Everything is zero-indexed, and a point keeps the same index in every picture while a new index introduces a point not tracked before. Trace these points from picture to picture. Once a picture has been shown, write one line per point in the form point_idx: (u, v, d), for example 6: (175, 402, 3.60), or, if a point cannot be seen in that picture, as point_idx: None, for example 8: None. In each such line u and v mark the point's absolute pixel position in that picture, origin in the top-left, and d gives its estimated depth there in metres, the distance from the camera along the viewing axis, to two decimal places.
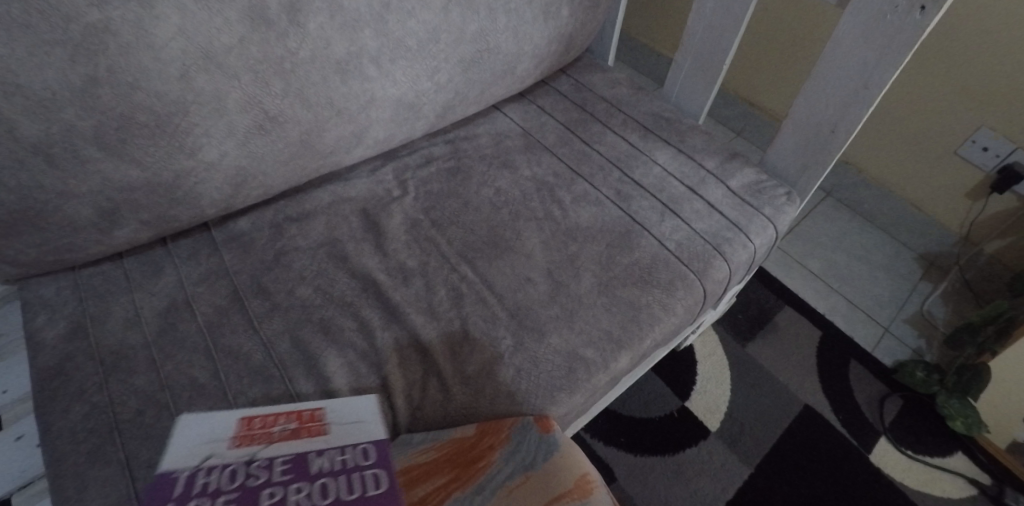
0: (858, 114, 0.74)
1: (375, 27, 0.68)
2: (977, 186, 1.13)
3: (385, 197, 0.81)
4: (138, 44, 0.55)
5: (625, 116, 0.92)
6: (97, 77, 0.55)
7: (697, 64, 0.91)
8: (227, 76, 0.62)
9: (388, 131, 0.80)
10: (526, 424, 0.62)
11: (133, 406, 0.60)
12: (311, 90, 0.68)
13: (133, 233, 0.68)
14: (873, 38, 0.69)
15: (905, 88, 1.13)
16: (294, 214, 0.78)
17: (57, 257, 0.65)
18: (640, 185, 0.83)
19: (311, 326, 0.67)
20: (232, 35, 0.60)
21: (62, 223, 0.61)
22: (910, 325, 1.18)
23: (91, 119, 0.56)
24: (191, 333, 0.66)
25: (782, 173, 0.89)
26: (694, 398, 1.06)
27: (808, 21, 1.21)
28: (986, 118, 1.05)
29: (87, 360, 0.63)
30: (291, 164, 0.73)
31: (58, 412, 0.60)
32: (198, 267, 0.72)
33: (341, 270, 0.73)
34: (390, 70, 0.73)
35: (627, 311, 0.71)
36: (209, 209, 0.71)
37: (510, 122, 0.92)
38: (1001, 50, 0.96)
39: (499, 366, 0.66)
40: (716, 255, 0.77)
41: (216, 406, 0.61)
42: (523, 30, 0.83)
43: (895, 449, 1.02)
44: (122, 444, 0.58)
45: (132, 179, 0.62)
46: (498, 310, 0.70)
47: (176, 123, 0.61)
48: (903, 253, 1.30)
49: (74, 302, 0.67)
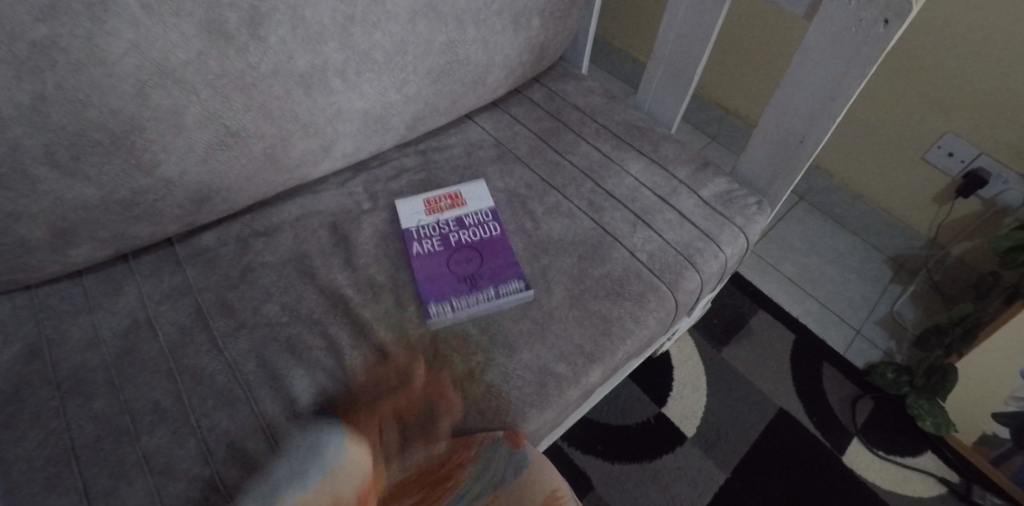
0: (825, 126, 0.75)
1: (340, 40, 0.67)
2: (943, 190, 1.15)
3: (355, 209, 0.80)
4: (89, 60, 0.54)
5: (598, 126, 0.92)
6: (46, 94, 0.53)
7: (668, 74, 0.91)
8: (185, 92, 0.60)
9: (357, 143, 0.78)
10: (495, 440, 0.61)
11: (91, 432, 0.58)
12: (274, 104, 0.66)
13: (91, 252, 0.66)
14: (838, 51, 0.70)
15: (873, 94, 1.15)
16: (261, 228, 0.76)
17: (10, 277, 0.63)
18: (612, 195, 0.83)
19: (278, 345, 0.66)
20: (189, 50, 0.58)
21: (13, 244, 0.59)
22: (881, 327, 1.21)
23: (41, 137, 0.54)
24: (153, 354, 0.64)
25: (753, 182, 0.90)
26: (671, 403, 1.07)
27: (778, 30, 1.22)
28: (951, 125, 1.07)
29: (42, 384, 0.61)
30: (256, 179, 0.72)
31: (12, 440, 0.58)
32: (160, 284, 0.70)
33: (309, 287, 0.71)
34: (357, 82, 0.72)
35: (599, 324, 0.71)
36: (170, 225, 0.69)
37: (482, 132, 0.92)
38: (964, 58, 0.98)
39: (470, 382, 0.65)
40: (688, 266, 0.77)
41: (179, 430, 0.59)
42: (494, 40, 0.82)
43: (867, 450, 1.03)
44: (80, 472, 0.56)
45: (88, 198, 0.60)
46: (469, 325, 0.70)
47: (132, 139, 0.59)
48: (874, 255, 1.32)
49: (29, 323, 0.65)
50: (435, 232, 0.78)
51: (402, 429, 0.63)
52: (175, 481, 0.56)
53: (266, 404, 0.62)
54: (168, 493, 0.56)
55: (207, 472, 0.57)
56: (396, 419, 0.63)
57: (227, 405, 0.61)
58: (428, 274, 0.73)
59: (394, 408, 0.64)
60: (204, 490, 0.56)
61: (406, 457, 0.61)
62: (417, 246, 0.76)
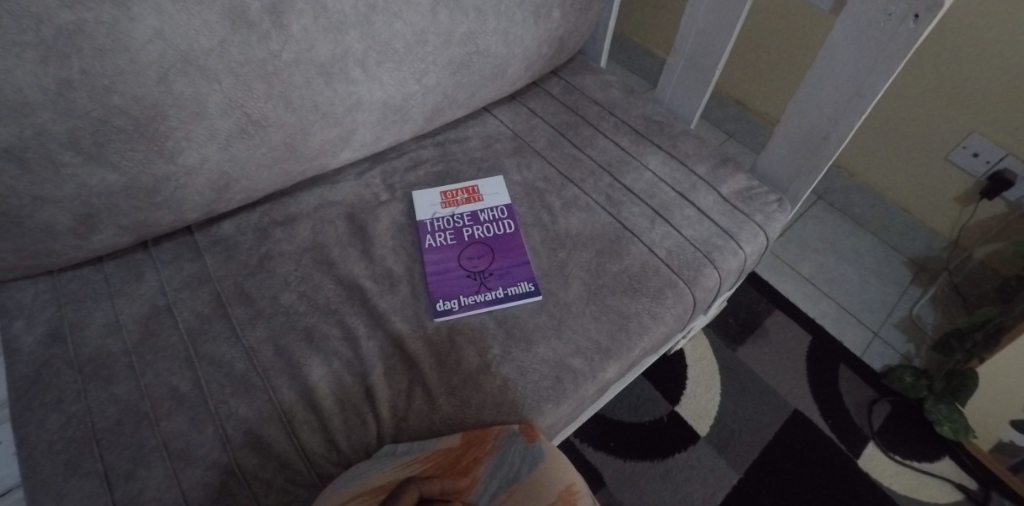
0: (849, 122, 0.74)
1: (361, 29, 0.67)
2: (967, 191, 1.13)
3: (372, 200, 0.80)
4: (114, 46, 0.54)
5: (616, 120, 0.91)
6: (71, 80, 0.53)
7: (689, 68, 0.90)
8: (208, 80, 0.60)
9: (375, 134, 0.78)
10: (511, 434, 0.61)
11: (111, 415, 0.59)
12: (295, 93, 0.66)
13: (113, 238, 0.66)
14: (865, 46, 0.68)
15: (896, 92, 1.13)
16: (279, 218, 0.77)
17: (34, 262, 0.64)
18: (631, 190, 0.82)
19: (295, 334, 0.66)
20: (212, 37, 0.58)
21: (37, 228, 0.60)
22: (900, 330, 1.19)
23: (66, 123, 0.55)
24: (172, 340, 0.65)
25: (773, 179, 0.88)
26: (684, 402, 1.06)
27: (801, 26, 1.20)
28: (977, 125, 1.05)
29: (64, 367, 0.62)
30: (275, 168, 0.72)
31: (35, 422, 0.58)
32: (179, 272, 0.70)
33: (326, 277, 0.72)
34: (377, 72, 0.71)
35: (616, 320, 0.70)
36: (191, 213, 0.69)
37: (500, 125, 0.91)
38: (993, 57, 0.96)
39: (486, 375, 0.65)
40: (707, 263, 0.76)
41: (197, 416, 0.60)
42: (514, 32, 0.82)
43: (883, 454, 1.02)
44: (101, 455, 0.57)
45: (110, 184, 0.61)
46: (486, 318, 0.69)
47: (155, 126, 0.60)
48: (893, 256, 1.30)
49: (52, 307, 0.66)
50: (449, 226, 0.78)
51: (417, 421, 0.63)
52: (194, 467, 0.57)
53: (284, 392, 0.62)
54: (187, 478, 0.56)
55: (225, 458, 0.58)
56: (412, 410, 0.63)
57: (245, 392, 0.62)
58: (438, 269, 0.73)
59: (410, 400, 0.64)
60: (222, 476, 0.57)
61: (421, 449, 0.61)
62: (430, 239, 0.76)
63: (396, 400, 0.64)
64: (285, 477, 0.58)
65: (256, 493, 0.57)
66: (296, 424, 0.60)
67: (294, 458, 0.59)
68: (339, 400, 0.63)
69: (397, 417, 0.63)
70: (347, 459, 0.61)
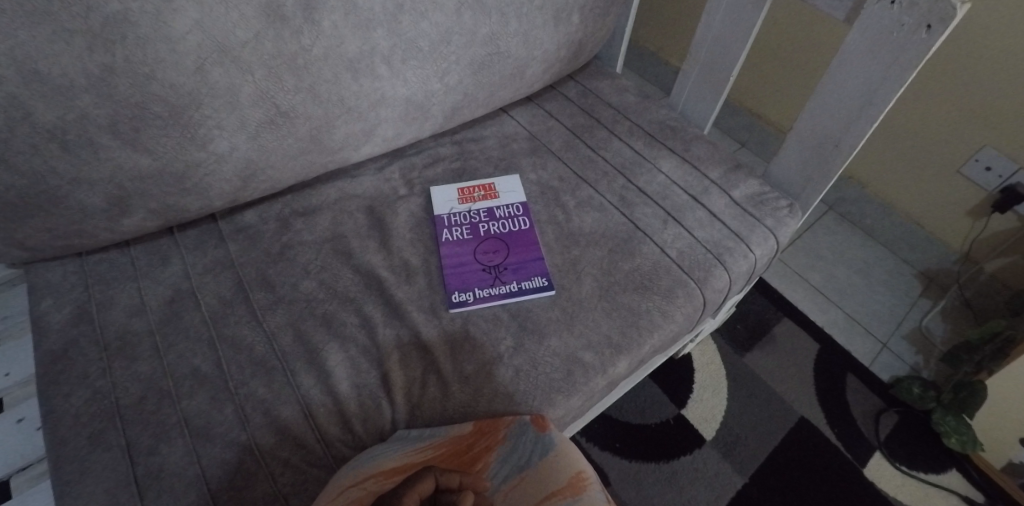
0: (860, 130, 0.75)
1: (388, 27, 0.69)
2: (980, 205, 1.13)
3: (391, 195, 0.82)
4: (156, 35, 0.57)
5: (631, 124, 0.93)
6: (114, 66, 0.56)
7: (703, 75, 0.92)
8: (241, 71, 0.63)
9: (397, 130, 0.81)
10: (522, 424, 0.62)
11: (135, 392, 0.61)
12: (323, 86, 0.69)
13: (142, 222, 0.68)
14: (879, 54, 0.70)
15: (910, 105, 1.14)
16: (300, 208, 0.79)
17: (66, 242, 0.66)
18: (644, 192, 0.84)
19: (313, 320, 0.68)
20: (247, 30, 0.61)
21: (74, 208, 0.63)
22: (909, 341, 1.19)
23: (106, 107, 0.58)
24: (195, 322, 0.67)
25: (784, 185, 0.90)
26: (691, 406, 1.07)
27: (819, 38, 1.21)
28: (990, 137, 1.05)
29: (90, 345, 0.64)
30: (301, 159, 0.74)
31: (62, 395, 0.60)
32: (203, 257, 0.72)
33: (345, 266, 0.73)
34: (401, 70, 0.74)
35: (627, 316, 0.72)
36: (217, 200, 0.71)
37: (516, 125, 0.93)
38: (1007, 70, 0.97)
39: (498, 366, 0.67)
40: (717, 264, 0.77)
41: (218, 395, 0.61)
42: (535, 35, 0.84)
43: (890, 465, 1.02)
44: (124, 430, 0.59)
45: (143, 168, 0.63)
46: (500, 311, 0.71)
47: (188, 115, 0.62)
48: (902, 268, 1.31)
49: (80, 287, 0.68)
50: (465, 221, 0.80)
51: (431, 407, 0.65)
52: (213, 444, 0.58)
53: (301, 376, 0.64)
54: (206, 455, 0.58)
55: (244, 437, 0.59)
56: (425, 397, 0.65)
57: (264, 374, 0.63)
58: (454, 262, 0.75)
59: (424, 388, 0.65)
60: (240, 453, 0.58)
61: (433, 435, 0.62)
62: (446, 233, 0.78)
63: (411, 387, 0.65)
64: (300, 457, 0.59)
65: (271, 472, 0.58)
66: (313, 407, 0.62)
67: (309, 439, 0.60)
68: (355, 386, 0.64)
69: (410, 403, 0.65)
70: (362, 442, 0.62)
